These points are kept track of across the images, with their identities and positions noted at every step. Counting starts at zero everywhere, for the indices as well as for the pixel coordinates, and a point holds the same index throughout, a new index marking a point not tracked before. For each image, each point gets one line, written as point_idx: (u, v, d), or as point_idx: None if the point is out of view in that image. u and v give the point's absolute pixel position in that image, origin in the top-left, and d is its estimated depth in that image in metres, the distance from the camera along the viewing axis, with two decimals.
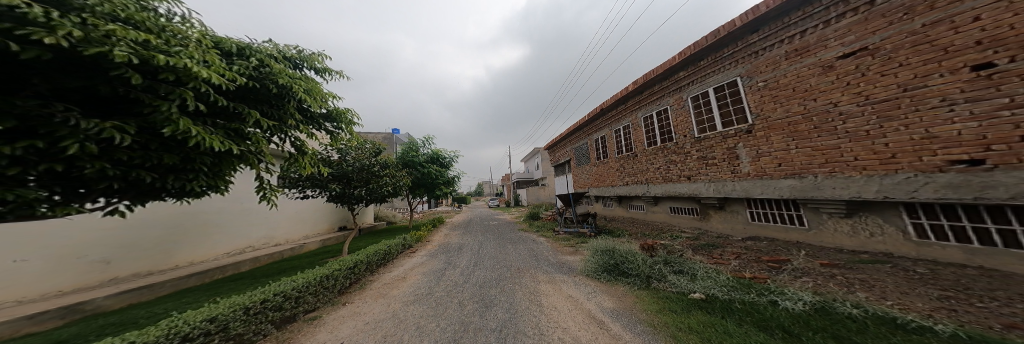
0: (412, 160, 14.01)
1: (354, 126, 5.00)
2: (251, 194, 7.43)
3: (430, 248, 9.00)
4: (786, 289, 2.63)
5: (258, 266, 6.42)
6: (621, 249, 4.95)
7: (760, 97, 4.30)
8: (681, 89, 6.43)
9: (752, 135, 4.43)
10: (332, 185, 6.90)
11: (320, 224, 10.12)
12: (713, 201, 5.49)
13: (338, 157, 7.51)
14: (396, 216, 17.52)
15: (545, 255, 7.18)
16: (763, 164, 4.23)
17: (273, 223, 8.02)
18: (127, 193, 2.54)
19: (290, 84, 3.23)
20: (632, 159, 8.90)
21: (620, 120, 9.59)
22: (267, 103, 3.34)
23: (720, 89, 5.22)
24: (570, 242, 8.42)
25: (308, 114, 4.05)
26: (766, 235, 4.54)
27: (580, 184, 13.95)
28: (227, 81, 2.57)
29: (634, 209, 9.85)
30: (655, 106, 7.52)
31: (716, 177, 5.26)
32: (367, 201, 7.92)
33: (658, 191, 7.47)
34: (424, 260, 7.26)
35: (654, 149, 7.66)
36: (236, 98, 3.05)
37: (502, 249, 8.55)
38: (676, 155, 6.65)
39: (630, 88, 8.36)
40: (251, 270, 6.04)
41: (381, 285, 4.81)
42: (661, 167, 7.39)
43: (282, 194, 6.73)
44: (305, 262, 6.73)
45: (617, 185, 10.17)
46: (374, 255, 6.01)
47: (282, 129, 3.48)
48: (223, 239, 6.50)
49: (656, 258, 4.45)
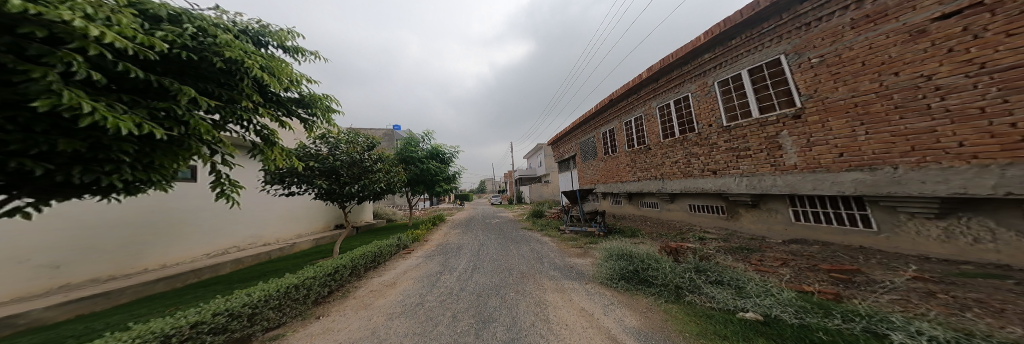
0: (412, 156, 13.43)
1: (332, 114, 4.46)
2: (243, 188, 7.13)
3: (428, 249, 8.47)
4: (894, 316, 1.79)
5: (240, 268, 5.92)
6: (641, 254, 4.31)
7: (815, 75, 3.58)
8: (706, 73, 5.74)
9: (802, 121, 3.75)
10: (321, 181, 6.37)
11: (314, 222, 9.61)
12: (745, 198, 4.83)
13: (327, 150, 6.95)
14: (396, 214, 17.08)
15: (551, 257, 6.60)
16: (817, 154, 3.58)
17: (261, 221, 7.52)
18: (21, 187, 1.98)
19: (241, 58, 2.66)
20: (645, 152, 8.24)
21: (632, 110, 8.90)
22: (212, 82, 2.79)
23: (757, 71, 4.52)
24: (577, 242, 7.83)
25: (273, 97, 3.49)
26: (814, 238, 3.88)
27: (586, 180, 13.30)
28: (143, 48, 2.00)
29: (646, 207, 9.18)
30: (674, 94, 6.88)
31: (751, 170, 4.60)
32: (360, 198, 7.42)
33: (676, 187, 6.79)
34: (419, 262, 6.71)
35: (672, 141, 7.01)
36: (167, 72, 2.48)
37: (504, 250, 8.00)
38: (698, 147, 5.97)
39: (644, 75, 7.69)
40: (231, 273, 5.54)
41: (366, 293, 4.28)
42: (679, 161, 6.71)
43: (265, 190, 6.17)
44: (291, 264, 6.24)
45: (626, 181, 9.52)
46: (361, 257, 5.47)
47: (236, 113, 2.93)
48: (202, 239, 5.99)
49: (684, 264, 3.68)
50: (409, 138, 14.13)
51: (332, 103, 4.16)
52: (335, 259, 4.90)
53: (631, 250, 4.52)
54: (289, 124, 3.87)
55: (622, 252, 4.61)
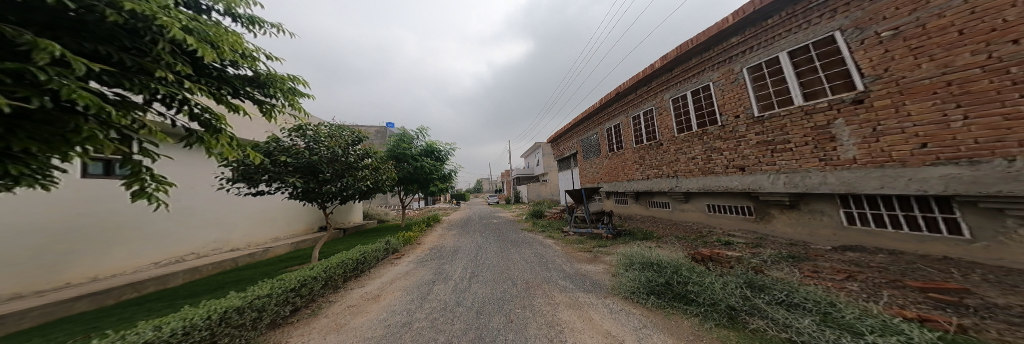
0: (404, 152, 12.54)
1: (300, 97, 3.69)
2: (203, 186, 6.24)
3: (420, 253, 7.70)
4: None
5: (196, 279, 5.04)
6: (670, 263, 3.68)
7: (885, 53, 3.00)
8: (732, 59, 5.20)
9: (865, 108, 3.18)
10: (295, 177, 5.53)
11: (292, 224, 8.67)
12: (781, 198, 4.28)
13: (305, 143, 6.13)
14: (388, 214, 16.21)
15: (558, 263, 5.98)
16: (885, 146, 3.01)
17: (225, 223, 6.59)
18: None
19: (151, 11, 1.89)
20: (656, 148, 7.70)
21: (641, 104, 8.34)
22: (111, 44, 2.01)
23: (799, 53, 3.97)
24: (585, 246, 7.21)
25: (213, 72, 2.70)
26: (876, 244, 3.33)
27: (589, 179, 12.72)
28: None
29: (656, 207, 8.62)
30: (691, 85, 6.35)
31: (791, 166, 4.04)
32: (341, 198, 6.66)
33: (694, 186, 6.24)
34: (409, 270, 5.93)
35: (688, 135, 6.48)
36: (27, 24, 1.71)
37: (504, 254, 7.35)
38: (722, 141, 5.42)
39: (657, 65, 7.15)
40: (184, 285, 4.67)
41: (343, 312, 3.51)
42: (697, 157, 6.16)
43: (226, 188, 5.27)
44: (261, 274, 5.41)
45: (634, 180, 8.99)
46: (338, 265, 4.67)
47: (152, 89, 2.16)
48: (151, 245, 5.17)
49: (731, 277, 3.03)
50: (401, 135, 13.27)
51: (296, 85, 3.42)
52: (305, 271, 4.11)
53: (656, 258, 3.91)
54: (240, 107, 3.10)
55: (647, 260, 3.97)
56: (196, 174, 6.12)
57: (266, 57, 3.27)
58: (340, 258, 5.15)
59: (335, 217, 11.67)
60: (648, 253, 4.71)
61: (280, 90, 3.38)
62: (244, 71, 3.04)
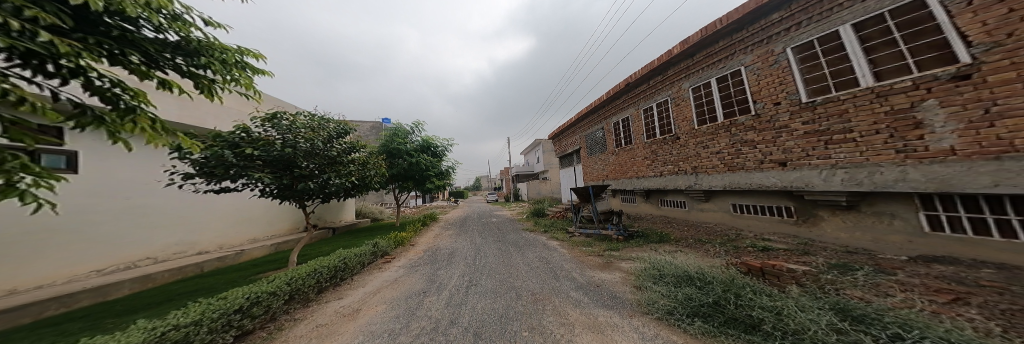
0: (398, 148, 11.78)
1: (250, 73, 2.99)
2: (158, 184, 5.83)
3: (412, 257, 7.05)
4: None
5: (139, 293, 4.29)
6: (717, 278, 2.88)
7: (1010, 12, 2.33)
8: (771, 39, 4.56)
9: (975, 86, 2.51)
10: (258, 172, 4.75)
11: (268, 224, 8.38)
12: (837, 197, 3.62)
13: (277, 135, 5.42)
14: (383, 212, 15.54)
15: (567, 270, 5.37)
16: (1005, 132, 2.34)
17: (191, 223, 6.31)
18: None
19: None
20: (671, 142, 7.08)
21: (655, 94, 7.67)
22: None
23: (868, 26, 3.36)
24: (593, 250, 6.66)
25: (104, 32, 1.98)
26: (974, 257, 2.66)
27: (594, 177, 12.07)
28: None
29: (670, 207, 8.02)
30: (716, 71, 5.72)
31: (854, 160, 3.40)
32: (323, 196, 6.03)
33: (718, 184, 5.63)
34: (396, 279, 5.26)
35: (711, 127, 5.85)
36: None
37: (505, 258, 6.74)
38: (757, 132, 4.80)
39: (676, 50, 6.48)
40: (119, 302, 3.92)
41: (305, 339, 2.83)
42: (722, 151, 5.53)
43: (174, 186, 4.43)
44: (212, 287, 4.73)
45: (645, 177, 8.38)
46: (308, 276, 4.02)
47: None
48: (93, 249, 4.78)
49: (817, 298, 2.14)
50: (396, 129, 12.46)
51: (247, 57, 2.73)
52: (256, 284, 3.39)
53: (697, 271, 3.18)
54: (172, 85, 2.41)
55: (684, 274, 3.22)
56: (151, 171, 5.71)
57: (204, 23, 2.55)
58: (311, 266, 4.48)
59: (324, 216, 10.89)
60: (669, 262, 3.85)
61: (222, 62, 2.66)
62: (165, 35, 2.32)
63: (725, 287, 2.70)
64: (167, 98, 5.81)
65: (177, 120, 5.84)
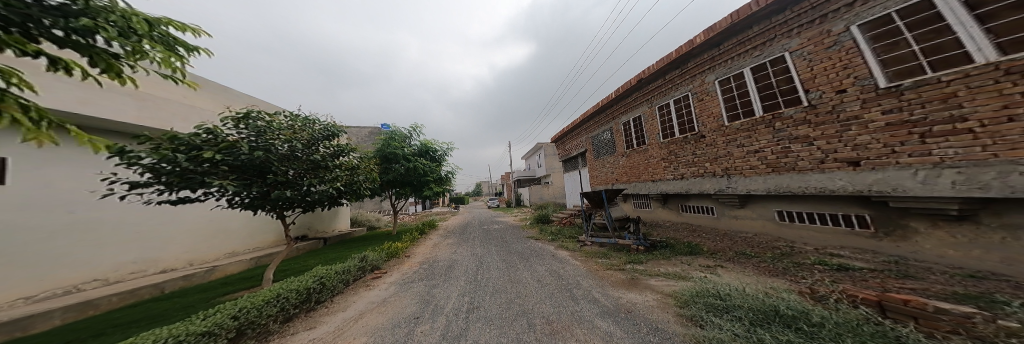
0: (394, 152, 11.04)
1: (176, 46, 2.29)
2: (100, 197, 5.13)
3: (407, 271, 6.27)
4: None
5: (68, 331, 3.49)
6: (835, 324, 2.03)
7: None
8: (826, 18, 3.95)
9: None
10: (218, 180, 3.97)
11: (250, 237, 7.72)
12: (946, 205, 2.86)
13: (247, 136, 4.67)
14: (380, 219, 14.76)
15: (585, 288, 4.62)
16: None
17: (152, 239, 5.68)
18: None
19: None
20: (695, 141, 6.46)
21: (673, 90, 7.12)
22: None
23: None
24: (611, 262, 5.93)
25: None
26: None
27: (601, 181, 11.32)
28: None
29: (693, 213, 7.29)
30: (751, 60, 5.14)
31: (973, 157, 2.66)
32: (305, 205, 5.32)
33: (758, 187, 4.97)
34: (384, 300, 4.46)
35: (746, 123, 5.26)
36: None
37: (511, 271, 5.99)
38: (810, 127, 4.13)
39: (699, 39, 5.89)
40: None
41: None
42: (763, 150, 4.91)
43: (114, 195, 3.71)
44: (160, 316, 3.89)
45: (663, 180, 7.69)
46: (265, 304, 3.19)
47: None
48: (14, 274, 4.08)
49: None
50: (392, 132, 11.73)
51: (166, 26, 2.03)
52: (182, 323, 2.55)
53: (790, 311, 2.34)
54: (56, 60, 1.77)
55: (771, 312, 2.40)
56: (92, 182, 5.05)
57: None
58: (274, 289, 3.63)
59: (314, 225, 10.10)
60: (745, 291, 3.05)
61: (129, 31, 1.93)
62: None
63: (854, 337, 1.86)
64: (123, 96, 5.18)
65: (135, 122, 5.23)
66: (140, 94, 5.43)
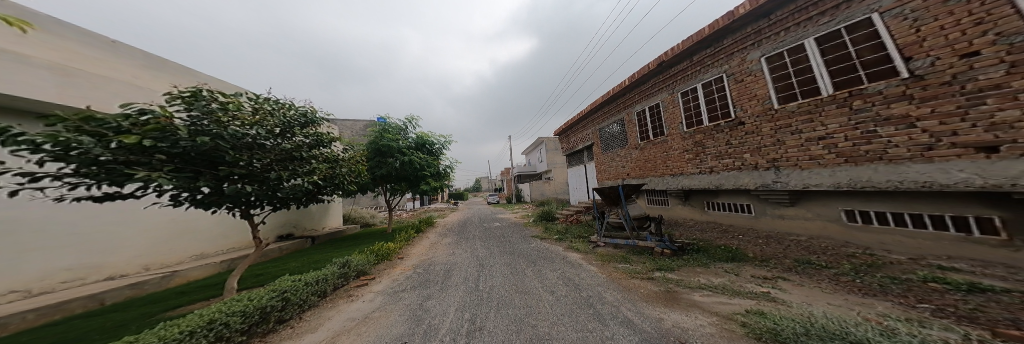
0: (388, 145, 10.09)
1: None
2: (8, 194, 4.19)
3: (398, 276, 5.43)
4: None
5: None
6: None
7: None
8: None
9: None
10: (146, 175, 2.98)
11: (216, 238, 6.85)
12: None
13: (190, 120, 3.62)
14: (373, 216, 13.92)
15: (611, 303, 3.78)
16: None
17: (88, 244, 4.78)
18: None
19: None
20: (733, 129, 5.61)
21: (701, 73, 6.30)
22: None
23: None
24: (634, 268, 5.09)
25: None
26: None
27: (610, 176, 10.42)
28: None
29: (725, 211, 6.44)
30: (817, 29, 4.25)
31: None
32: (277, 202, 4.50)
33: (825, 182, 4.16)
34: (366, 315, 3.63)
35: (807, 105, 4.42)
36: None
37: (517, 278, 5.14)
38: (915, 104, 3.26)
39: (744, 7, 4.96)
40: None
41: None
42: (833, 136, 4.08)
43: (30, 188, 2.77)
44: (73, 342, 2.99)
45: (688, 173, 6.81)
46: (187, 337, 2.31)
47: None
48: None
49: None
50: (385, 125, 10.70)
51: None
52: None
53: None
54: None
55: None
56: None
57: None
58: (213, 312, 2.75)
59: (302, 223, 9.28)
60: (860, 322, 2.12)
61: None
62: None
63: None
64: (43, 70, 4.29)
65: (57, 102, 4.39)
66: (64, 68, 4.53)
